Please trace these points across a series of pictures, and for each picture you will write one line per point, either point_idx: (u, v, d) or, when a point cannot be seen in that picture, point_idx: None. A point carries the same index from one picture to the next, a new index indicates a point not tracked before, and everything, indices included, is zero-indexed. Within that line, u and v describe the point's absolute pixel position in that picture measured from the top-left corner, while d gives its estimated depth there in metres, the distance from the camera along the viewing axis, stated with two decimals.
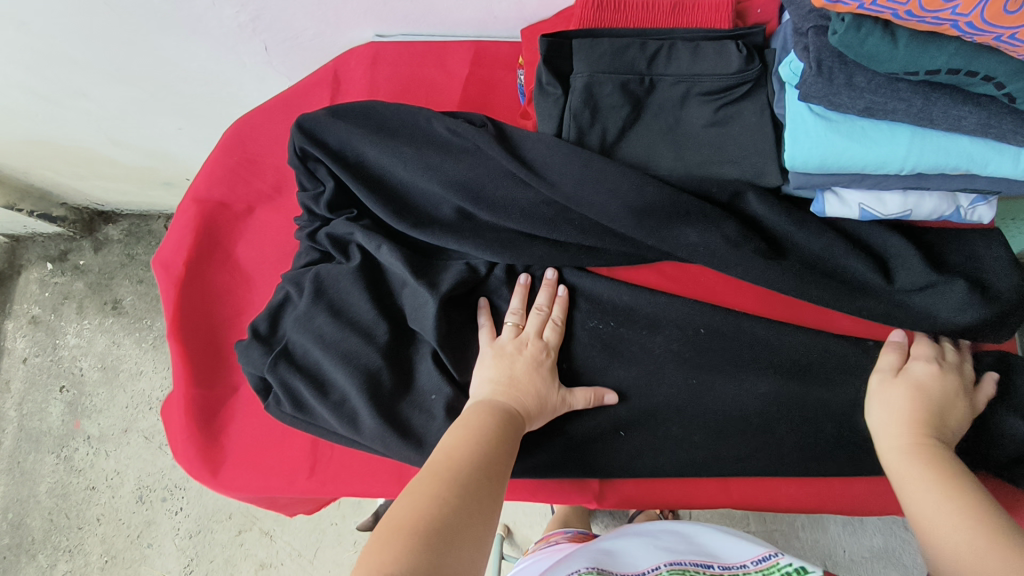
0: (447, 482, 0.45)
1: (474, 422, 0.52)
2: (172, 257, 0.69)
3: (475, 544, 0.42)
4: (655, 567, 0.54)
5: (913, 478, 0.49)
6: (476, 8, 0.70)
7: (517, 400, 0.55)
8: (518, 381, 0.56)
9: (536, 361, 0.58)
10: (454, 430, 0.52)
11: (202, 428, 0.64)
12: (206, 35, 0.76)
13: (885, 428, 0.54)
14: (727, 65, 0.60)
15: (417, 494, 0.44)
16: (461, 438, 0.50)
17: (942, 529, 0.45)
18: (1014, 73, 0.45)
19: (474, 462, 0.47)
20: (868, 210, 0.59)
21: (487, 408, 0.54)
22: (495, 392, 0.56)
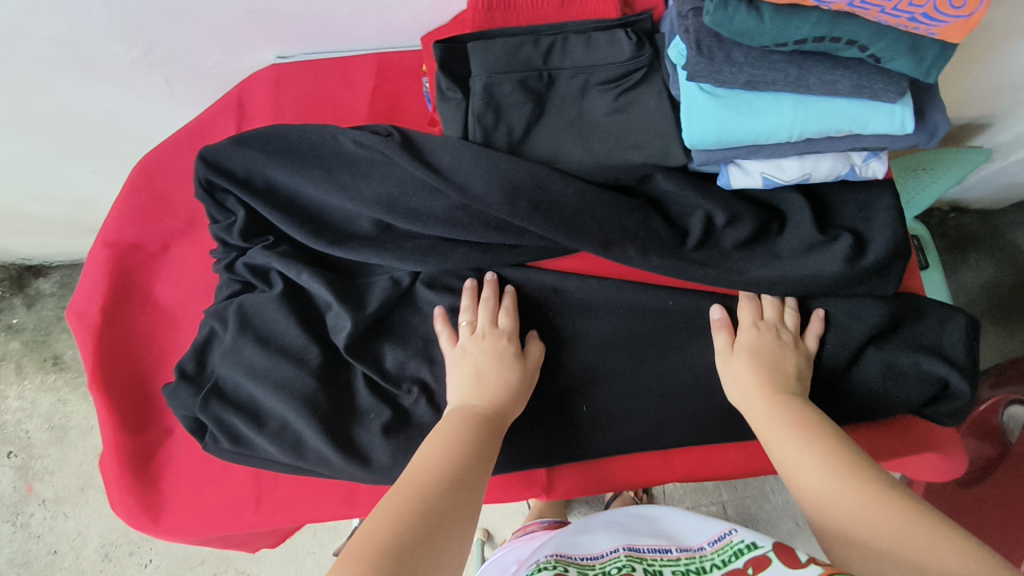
0: (414, 502, 0.45)
1: (451, 429, 0.54)
2: (86, 305, 0.67)
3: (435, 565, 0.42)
4: (617, 549, 0.57)
5: (779, 402, 0.56)
6: (373, 20, 0.70)
7: (493, 401, 0.57)
8: (489, 376, 0.58)
9: (498, 349, 0.59)
10: (433, 439, 0.53)
11: (138, 476, 0.63)
12: (101, 75, 0.74)
13: (748, 378, 0.58)
14: (619, 54, 0.61)
15: (387, 514, 0.44)
16: (436, 448, 0.52)
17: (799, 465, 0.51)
18: (874, 35, 0.47)
19: (443, 479, 0.49)
20: (770, 178, 0.61)
21: (467, 415, 0.55)
22: (466, 394, 0.57)
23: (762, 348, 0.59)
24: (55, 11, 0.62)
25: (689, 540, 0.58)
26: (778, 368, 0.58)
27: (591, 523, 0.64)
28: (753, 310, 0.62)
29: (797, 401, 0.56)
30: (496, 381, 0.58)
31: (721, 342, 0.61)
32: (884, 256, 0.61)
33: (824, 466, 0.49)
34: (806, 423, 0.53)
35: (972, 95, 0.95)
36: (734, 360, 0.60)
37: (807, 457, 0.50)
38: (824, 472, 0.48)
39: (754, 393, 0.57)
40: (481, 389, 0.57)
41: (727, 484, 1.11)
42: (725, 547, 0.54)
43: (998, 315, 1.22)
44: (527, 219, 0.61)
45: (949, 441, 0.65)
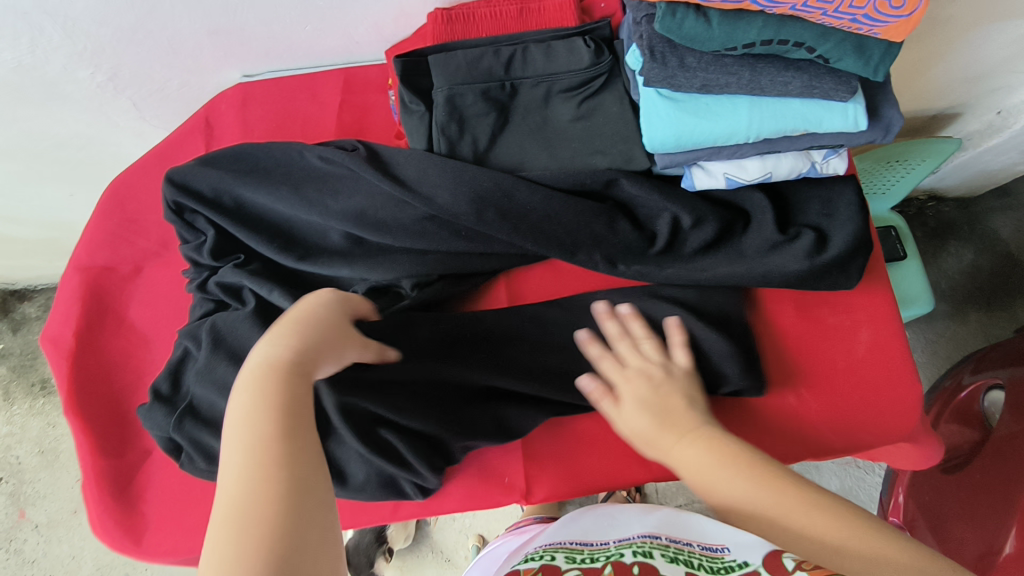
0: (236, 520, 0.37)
1: (276, 390, 0.42)
2: (59, 331, 0.67)
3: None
4: (607, 544, 0.57)
5: (690, 437, 0.55)
6: (335, 36, 0.71)
7: (315, 351, 0.46)
8: (308, 325, 0.47)
9: (336, 306, 0.51)
10: (236, 402, 0.42)
11: (117, 499, 0.63)
12: (68, 101, 0.75)
13: (647, 429, 0.57)
14: (578, 61, 0.62)
15: (225, 544, 0.36)
16: (259, 428, 0.40)
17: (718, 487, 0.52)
18: (820, 36, 0.48)
19: (272, 467, 0.39)
20: (733, 178, 0.62)
21: (269, 374, 0.42)
22: (284, 345, 0.44)
23: (635, 395, 0.59)
24: (16, 40, 0.63)
25: (689, 534, 0.57)
26: (666, 406, 0.58)
27: (590, 514, 0.64)
28: (620, 359, 0.62)
29: (686, 419, 0.57)
30: (318, 329, 0.47)
31: (608, 407, 0.60)
32: (844, 250, 0.62)
33: (760, 492, 0.50)
34: (734, 451, 0.53)
35: (937, 86, 0.96)
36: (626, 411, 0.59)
37: (739, 491, 0.51)
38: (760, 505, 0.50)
39: (653, 433, 0.57)
40: (287, 335, 0.45)
41: None
42: (717, 558, 0.51)
43: (980, 300, 1.23)
44: (496, 229, 0.61)
45: (925, 430, 0.65)
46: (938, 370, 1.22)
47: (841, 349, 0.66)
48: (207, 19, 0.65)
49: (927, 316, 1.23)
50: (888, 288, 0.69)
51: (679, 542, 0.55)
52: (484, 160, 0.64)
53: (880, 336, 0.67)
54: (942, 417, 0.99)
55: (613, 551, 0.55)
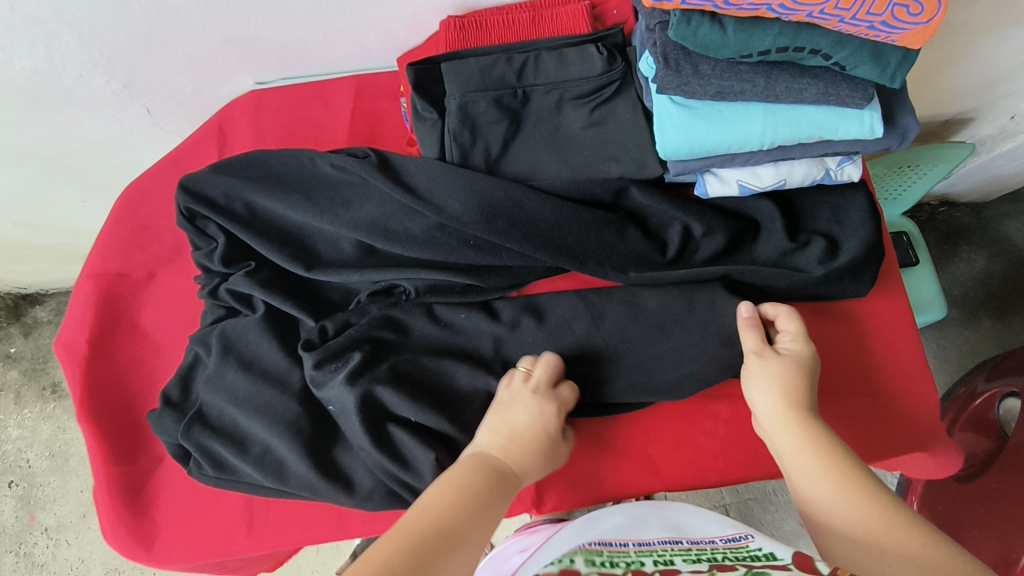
0: (409, 544, 0.42)
1: (463, 481, 0.50)
2: (73, 338, 0.67)
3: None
4: (624, 546, 0.54)
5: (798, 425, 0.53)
6: (348, 43, 0.71)
7: (513, 459, 0.55)
8: (521, 439, 0.56)
9: (545, 412, 0.57)
10: (441, 485, 0.50)
11: (129, 505, 0.63)
12: (83, 107, 0.75)
13: (771, 406, 0.55)
14: (591, 68, 0.62)
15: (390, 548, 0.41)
16: (444, 499, 0.48)
17: (823, 491, 0.49)
18: (837, 43, 0.48)
19: (449, 525, 0.45)
20: (746, 185, 0.62)
21: (479, 467, 0.53)
22: (494, 446, 0.55)
23: (787, 373, 0.56)
24: (34, 48, 0.63)
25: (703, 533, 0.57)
26: (800, 392, 0.55)
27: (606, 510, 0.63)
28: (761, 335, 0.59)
29: (816, 420, 0.54)
30: (532, 456, 0.56)
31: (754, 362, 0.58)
32: (855, 258, 0.62)
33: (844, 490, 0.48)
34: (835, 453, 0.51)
35: (950, 91, 0.95)
36: (758, 376, 0.57)
37: (823, 483, 0.49)
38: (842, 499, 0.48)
39: (777, 418, 0.55)
40: (507, 447, 0.55)
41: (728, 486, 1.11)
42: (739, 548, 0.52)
43: (993, 307, 1.22)
44: (506, 238, 0.62)
45: (944, 440, 0.64)
46: (950, 377, 1.21)
47: (853, 356, 0.66)
48: (223, 27, 0.65)
49: (939, 323, 1.22)
50: (902, 295, 0.68)
51: (700, 541, 0.55)
52: (496, 167, 0.64)
53: (892, 343, 0.66)
54: (956, 425, 0.98)
55: (633, 558, 0.52)
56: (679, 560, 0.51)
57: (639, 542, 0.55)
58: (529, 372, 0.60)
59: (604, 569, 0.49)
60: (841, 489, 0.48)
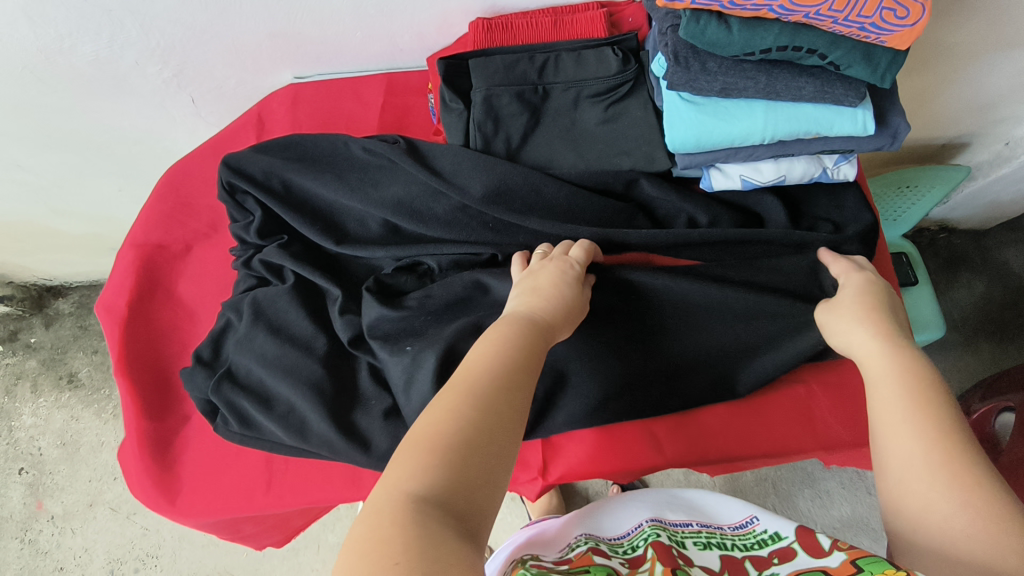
0: (469, 395, 0.44)
1: (502, 331, 0.50)
2: (114, 300, 0.72)
3: (501, 462, 0.42)
4: (640, 525, 0.62)
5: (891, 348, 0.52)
6: (382, 42, 0.77)
7: (541, 309, 0.53)
8: (545, 293, 0.55)
9: (563, 270, 0.58)
10: (486, 340, 0.49)
11: (157, 460, 0.67)
12: (133, 94, 0.81)
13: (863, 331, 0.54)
14: (607, 68, 0.67)
15: (444, 407, 0.43)
16: (493, 351, 0.47)
17: (896, 425, 0.48)
18: (831, 44, 0.53)
19: (503, 373, 0.46)
20: (748, 180, 0.67)
21: (516, 322, 0.51)
22: (523, 303, 0.54)
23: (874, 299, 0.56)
24: (98, 34, 0.70)
25: (713, 515, 0.65)
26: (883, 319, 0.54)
27: (613, 501, 0.68)
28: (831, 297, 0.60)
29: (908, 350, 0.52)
30: (560, 300, 0.55)
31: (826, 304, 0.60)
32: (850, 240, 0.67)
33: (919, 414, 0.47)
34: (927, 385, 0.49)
35: (945, 113, 1.01)
36: (836, 324, 0.57)
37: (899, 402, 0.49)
38: (909, 430, 0.47)
39: (871, 346, 0.53)
40: (534, 299, 0.54)
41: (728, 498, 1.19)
42: (749, 532, 0.60)
43: (991, 330, 1.25)
44: (524, 223, 0.66)
45: None
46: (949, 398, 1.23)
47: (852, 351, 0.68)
48: (271, 22, 0.71)
49: (938, 343, 1.25)
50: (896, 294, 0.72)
51: (711, 524, 0.63)
52: (515, 156, 0.69)
53: None
54: None
55: (648, 530, 0.60)
56: (691, 541, 0.59)
57: (652, 519, 0.62)
58: (564, 251, 0.61)
59: (626, 554, 0.58)
60: (922, 413, 0.47)
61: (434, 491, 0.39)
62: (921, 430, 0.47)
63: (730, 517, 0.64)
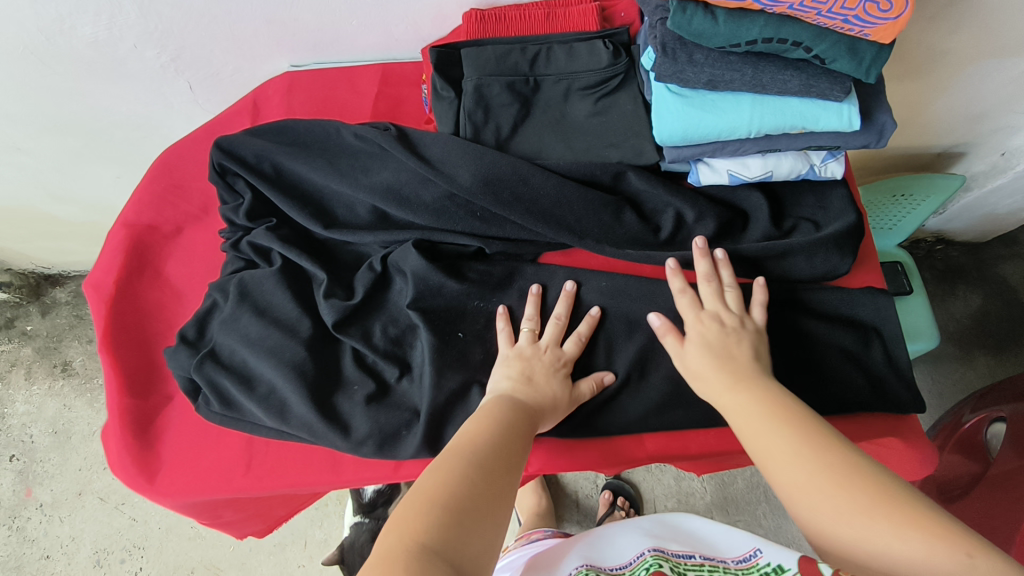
0: (467, 460, 0.50)
1: (496, 414, 0.56)
2: (102, 278, 0.72)
3: (492, 522, 0.46)
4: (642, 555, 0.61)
5: (765, 413, 0.53)
6: (377, 32, 0.78)
7: (533, 398, 0.59)
8: (539, 382, 0.60)
9: (553, 369, 0.62)
10: (477, 419, 0.56)
11: (138, 438, 0.66)
12: (131, 79, 0.82)
13: (704, 368, 0.59)
14: (598, 61, 0.68)
15: (443, 469, 0.48)
16: (489, 428, 0.54)
17: (802, 474, 0.47)
18: (816, 37, 0.53)
19: (496, 449, 0.52)
20: (736, 175, 0.67)
21: (510, 404, 0.58)
22: (514, 388, 0.60)
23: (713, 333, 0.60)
24: (96, 16, 0.70)
25: (716, 551, 0.62)
26: (723, 350, 0.59)
27: (611, 534, 0.68)
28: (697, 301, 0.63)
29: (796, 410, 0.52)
30: (549, 389, 0.61)
31: (672, 342, 0.62)
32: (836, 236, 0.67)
33: (829, 477, 0.46)
34: (815, 440, 0.49)
35: (939, 121, 1.01)
36: (689, 361, 0.60)
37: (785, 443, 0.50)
38: (822, 474, 0.46)
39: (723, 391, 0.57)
40: (528, 383, 0.60)
41: (719, 505, 1.19)
42: (752, 566, 0.57)
43: (985, 342, 1.24)
44: (513, 214, 0.66)
45: (919, 431, 0.67)
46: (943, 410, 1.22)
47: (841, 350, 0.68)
48: (267, 9, 0.72)
49: (932, 354, 1.25)
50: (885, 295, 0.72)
51: (712, 557, 0.61)
52: (505, 146, 0.69)
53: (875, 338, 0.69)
54: (944, 449, 0.99)
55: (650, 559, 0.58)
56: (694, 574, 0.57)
57: (654, 548, 0.60)
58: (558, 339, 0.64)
59: None
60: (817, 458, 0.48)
61: (433, 536, 0.42)
62: (842, 490, 0.45)
63: (733, 551, 0.61)
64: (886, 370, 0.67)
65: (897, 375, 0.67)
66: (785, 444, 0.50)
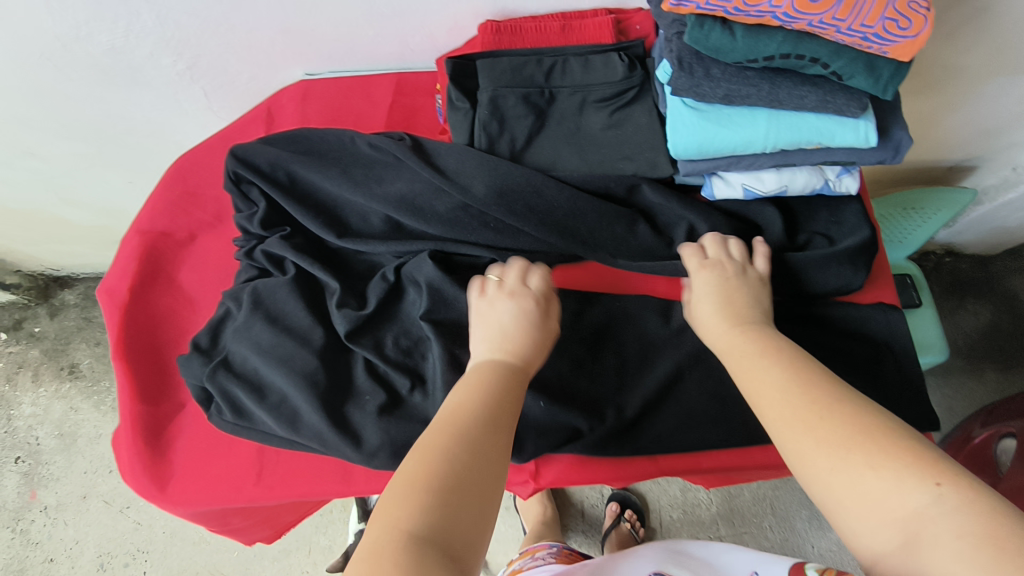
0: (455, 434, 0.47)
1: (484, 376, 0.53)
2: (115, 284, 0.73)
3: (484, 503, 0.44)
4: None
5: (765, 356, 0.51)
6: (392, 42, 0.78)
7: (510, 350, 0.56)
8: (516, 336, 0.57)
9: (524, 299, 0.59)
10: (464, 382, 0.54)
11: (149, 446, 0.67)
12: (147, 86, 0.83)
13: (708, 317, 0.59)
14: (613, 74, 0.68)
15: (427, 444, 0.46)
16: (474, 390, 0.52)
17: (783, 403, 0.46)
18: (834, 53, 0.53)
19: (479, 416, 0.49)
20: (750, 188, 0.67)
21: (494, 361, 0.55)
22: (490, 345, 0.57)
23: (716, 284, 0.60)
24: (114, 24, 0.71)
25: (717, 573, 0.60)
26: (734, 298, 0.59)
27: (615, 558, 0.66)
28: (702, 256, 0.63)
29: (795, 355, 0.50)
30: (531, 341, 0.57)
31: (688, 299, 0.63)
32: (851, 251, 0.67)
33: (807, 405, 0.45)
34: (806, 374, 0.48)
35: (951, 136, 1.00)
36: (699, 312, 0.60)
37: (772, 377, 0.49)
38: (795, 403, 0.46)
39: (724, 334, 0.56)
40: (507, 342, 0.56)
41: (725, 518, 1.18)
42: None
43: (995, 357, 1.24)
44: (527, 226, 0.66)
45: None
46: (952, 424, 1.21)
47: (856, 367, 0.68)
48: (284, 18, 0.72)
49: (941, 367, 1.24)
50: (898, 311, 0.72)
51: None
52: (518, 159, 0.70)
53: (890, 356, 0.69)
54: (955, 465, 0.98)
55: None
56: None
57: None
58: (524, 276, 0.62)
59: None
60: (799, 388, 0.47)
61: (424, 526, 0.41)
62: (815, 421, 0.44)
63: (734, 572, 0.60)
64: (901, 386, 0.66)
65: (912, 392, 0.67)
66: (771, 377, 0.49)
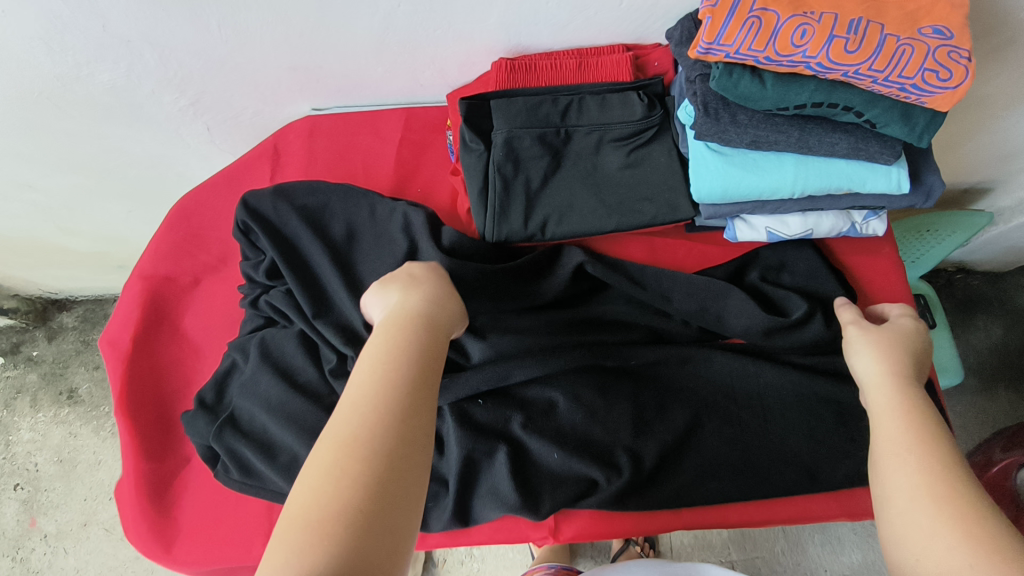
0: (350, 449, 0.40)
1: (390, 352, 0.47)
2: (118, 334, 0.72)
3: (390, 527, 0.39)
4: None
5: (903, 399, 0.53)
6: (402, 77, 0.76)
7: (428, 323, 0.51)
8: (415, 298, 0.53)
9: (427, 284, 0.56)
10: (363, 365, 0.46)
11: (154, 505, 0.65)
12: (149, 121, 0.80)
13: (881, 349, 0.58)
14: (632, 113, 0.66)
15: (323, 470, 0.40)
16: (372, 379, 0.45)
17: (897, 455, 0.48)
18: (868, 102, 0.51)
19: (384, 405, 0.43)
20: (775, 232, 0.65)
21: (394, 336, 0.49)
22: (399, 317, 0.51)
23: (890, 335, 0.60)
24: (116, 64, 0.69)
25: None
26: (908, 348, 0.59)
27: None
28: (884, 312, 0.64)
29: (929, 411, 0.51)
30: (430, 306, 0.53)
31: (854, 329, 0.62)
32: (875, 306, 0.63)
33: (911, 464, 0.47)
34: (930, 435, 0.49)
35: (970, 161, 0.98)
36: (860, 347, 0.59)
37: (895, 427, 0.51)
38: (909, 456, 0.48)
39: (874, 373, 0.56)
40: (408, 311, 0.52)
41: (737, 542, 1.15)
42: None
43: (1009, 377, 1.22)
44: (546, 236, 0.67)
45: None
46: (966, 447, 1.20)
47: None
48: (292, 56, 0.70)
49: (956, 387, 1.22)
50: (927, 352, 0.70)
51: None
52: (541, 225, 0.66)
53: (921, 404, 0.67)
54: None
55: None
56: None
57: None
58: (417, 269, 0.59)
59: None
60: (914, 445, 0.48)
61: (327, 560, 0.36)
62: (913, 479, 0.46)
63: None
64: None
65: None
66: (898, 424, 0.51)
